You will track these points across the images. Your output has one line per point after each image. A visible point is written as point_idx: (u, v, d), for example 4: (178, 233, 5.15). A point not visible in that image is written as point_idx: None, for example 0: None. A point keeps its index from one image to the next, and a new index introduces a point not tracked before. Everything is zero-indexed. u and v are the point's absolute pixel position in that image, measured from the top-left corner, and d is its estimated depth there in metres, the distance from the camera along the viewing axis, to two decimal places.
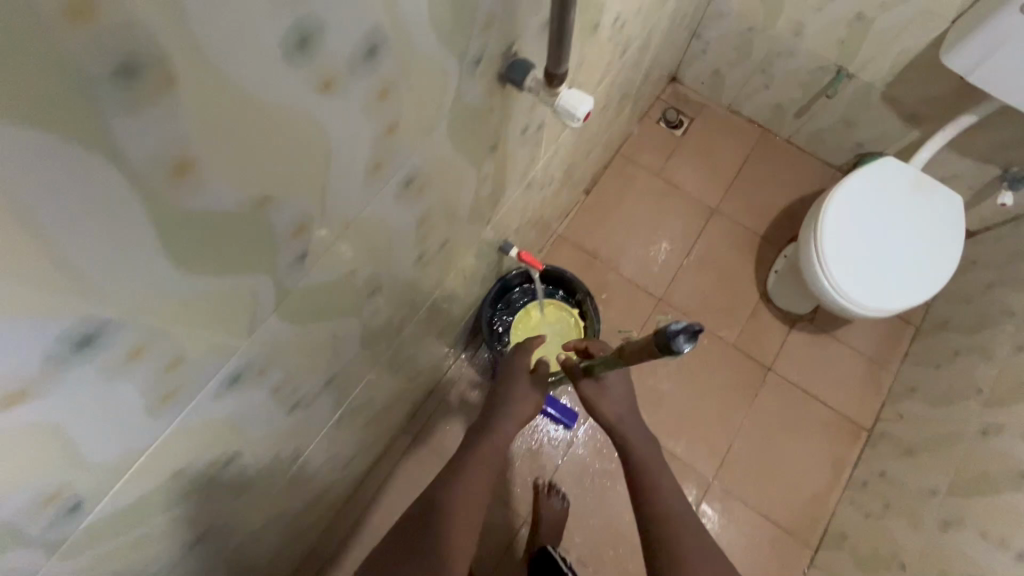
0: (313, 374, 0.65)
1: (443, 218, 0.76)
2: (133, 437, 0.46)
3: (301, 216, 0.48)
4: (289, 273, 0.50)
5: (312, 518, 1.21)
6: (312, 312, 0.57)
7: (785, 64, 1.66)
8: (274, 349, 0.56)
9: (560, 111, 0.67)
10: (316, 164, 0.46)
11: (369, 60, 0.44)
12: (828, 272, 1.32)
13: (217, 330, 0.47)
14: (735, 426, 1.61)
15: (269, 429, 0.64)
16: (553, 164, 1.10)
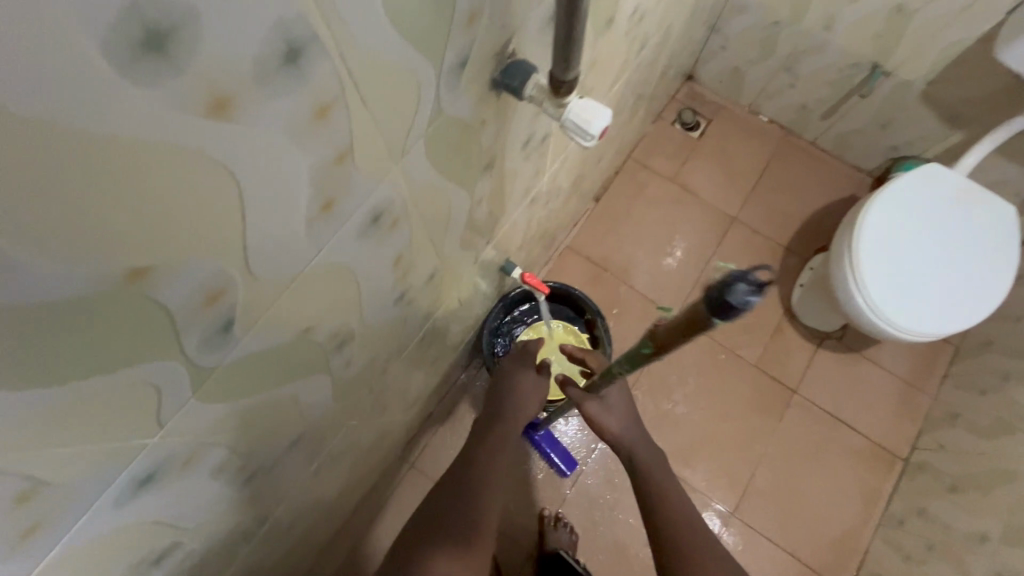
0: (265, 444, 0.57)
1: (429, 246, 0.64)
2: None
3: (210, 279, 0.37)
4: (202, 351, 0.40)
5: (295, 562, 1.10)
6: (241, 384, 0.47)
7: (812, 61, 1.53)
8: (203, 434, 0.46)
9: (569, 128, 0.54)
10: (226, 212, 0.35)
11: (293, 70, 0.33)
12: (863, 290, 1.19)
13: (95, 436, 0.36)
14: (757, 453, 1.48)
15: (218, 507, 0.55)
16: (560, 175, 0.99)
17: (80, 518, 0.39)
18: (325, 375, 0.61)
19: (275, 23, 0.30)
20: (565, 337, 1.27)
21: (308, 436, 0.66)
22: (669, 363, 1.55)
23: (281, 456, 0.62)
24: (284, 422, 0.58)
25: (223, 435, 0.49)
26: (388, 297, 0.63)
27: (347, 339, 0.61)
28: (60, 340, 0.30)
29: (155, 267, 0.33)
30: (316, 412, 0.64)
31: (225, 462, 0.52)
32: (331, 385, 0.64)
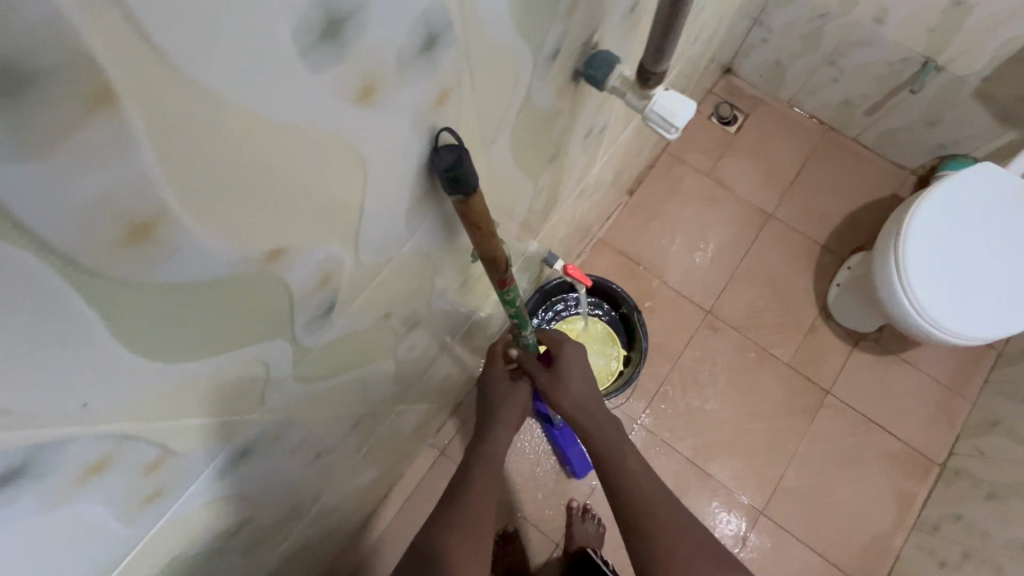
0: (333, 425, 0.59)
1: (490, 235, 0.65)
2: (107, 546, 0.39)
3: (324, 261, 0.40)
4: (308, 330, 0.43)
5: (331, 542, 1.13)
6: (328, 364, 0.50)
7: (860, 55, 1.49)
8: (292, 413, 0.50)
9: (652, 120, 0.55)
10: (348, 198, 0.38)
11: (425, 58, 0.35)
12: (910, 291, 1.17)
13: (210, 413, 0.40)
14: (787, 452, 1.47)
15: (286, 484, 0.58)
16: (606, 167, 0.98)
17: (190, 490, 0.43)
18: (387, 359, 0.63)
19: (421, 14, 0.33)
20: (597, 333, 1.30)
21: (364, 419, 0.68)
22: (701, 360, 1.54)
23: (342, 437, 0.63)
24: (347, 405, 0.60)
25: (304, 414, 0.52)
26: (449, 284, 0.64)
27: (412, 324, 0.62)
28: (206, 314, 0.34)
29: (287, 246, 0.36)
30: (373, 394, 0.65)
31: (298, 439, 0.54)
32: (390, 369, 0.65)
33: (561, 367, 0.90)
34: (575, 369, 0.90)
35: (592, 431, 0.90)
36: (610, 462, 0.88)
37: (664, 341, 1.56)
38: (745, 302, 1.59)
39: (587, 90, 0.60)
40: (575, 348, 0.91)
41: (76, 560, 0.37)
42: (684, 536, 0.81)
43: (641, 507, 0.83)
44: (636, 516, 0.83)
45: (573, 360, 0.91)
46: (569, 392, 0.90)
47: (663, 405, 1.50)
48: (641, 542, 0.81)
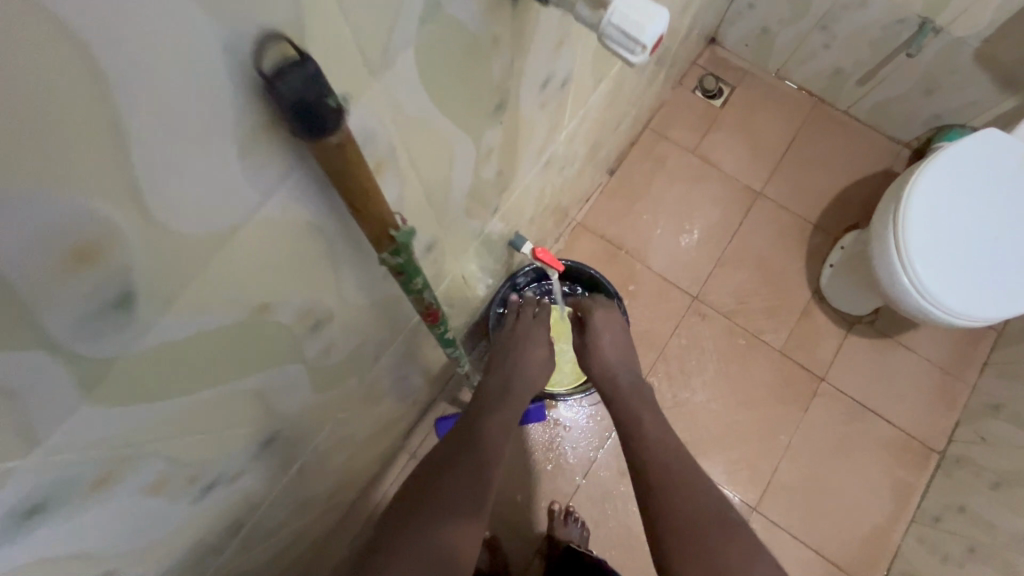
0: (190, 449, 0.49)
1: (418, 202, 0.54)
2: None
3: (69, 222, 0.29)
4: (84, 327, 0.33)
5: (289, 559, 1.02)
6: (137, 369, 0.39)
7: (851, 19, 1.38)
8: (110, 443, 0.41)
9: (610, 41, 0.45)
10: (93, 126, 0.27)
11: None
12: (910, 267, 1.08)
13: None
14: (781, 444, 1.38)
15: (143, 524, 0.50)
16: (577, 137, 0.87)
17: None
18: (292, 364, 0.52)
19: None
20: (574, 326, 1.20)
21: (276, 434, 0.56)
22: (688, 349, 1.45)
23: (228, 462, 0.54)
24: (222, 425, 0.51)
25: (138, 443, 0.43)
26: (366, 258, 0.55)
27: (319, 320, 0.56)
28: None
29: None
30: (278, 401, 0.58)
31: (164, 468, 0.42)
32: (299, 371, 0.58)
33: (593, 331, 1.01)
34: (606, 333, 1.01)
35: (614, 391, 0.96)
36: (633, 435, 0.87)
37: (650, 329, 1.46)
38: (734, 287, 1.50)
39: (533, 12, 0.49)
40: (617, 319, 1.05)
41: None
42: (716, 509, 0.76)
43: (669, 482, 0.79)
44: (663, 492, 0.78)
45: (612, 325, 1.03)
46: (602, 353, 1.00)
47: None
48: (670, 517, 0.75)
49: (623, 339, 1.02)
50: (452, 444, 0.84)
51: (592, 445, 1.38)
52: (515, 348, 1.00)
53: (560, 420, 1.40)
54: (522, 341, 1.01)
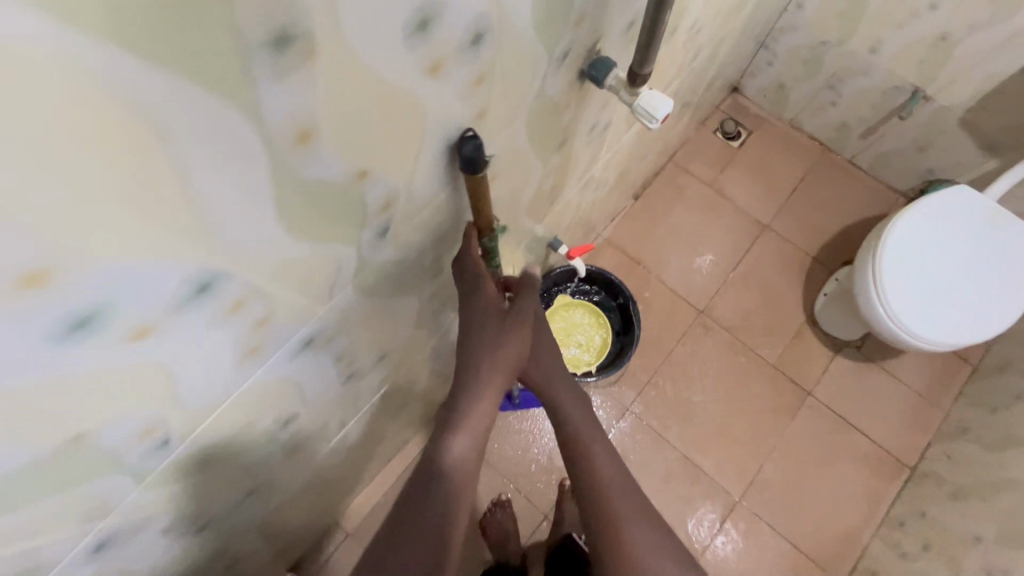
0: (362, 338, 0.65)
1: (507, 209, 0.75)
2: (226, 382, 0.51)
3: (388, 103, 0.44)
4: (370, 246, 0.56)
5: (345, 489, 1.24)
6: (376, 288, 0.62)
7: (857, 82, 1.59)
8: (347, 319, 0.61)
9: (640, 113, 0.67)
10: (414, 147, 0.51)
11: (474, 47, 0.47)
12: (882, 294, 1.29)
13: (305, 289, 0.51)
14: (767, 448, 1.56)
15: (331, 398, 0.69)
16: (611, 165, 1.10)
17: (231, 321, 0.45)
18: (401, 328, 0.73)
19: (475, 19, 0.45)
20: (560, 312, 1.41)
21: (390, 355, 0.76)
22: (693, 356, 1.65)
23: (370, 368, 0.75)
24: (385, 330, 0.72)
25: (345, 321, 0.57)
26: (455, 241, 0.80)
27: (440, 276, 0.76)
28: (275, 103, 0.36)
29: (355, 72, 0.40)
30: (404, 352, 0.83)
31: (344, 370, 0.65)
32: (417, 317, 0.77)
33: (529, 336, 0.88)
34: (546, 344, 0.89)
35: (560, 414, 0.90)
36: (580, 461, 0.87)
37: (658, 336, 1.66)
38: (737, 306, 1.70)
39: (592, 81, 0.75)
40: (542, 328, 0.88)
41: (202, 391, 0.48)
42: (603, 454, 0.87)
43: (574, 441, 0.88)
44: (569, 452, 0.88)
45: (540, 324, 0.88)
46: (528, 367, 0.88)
47: (653, 393, 1.61)
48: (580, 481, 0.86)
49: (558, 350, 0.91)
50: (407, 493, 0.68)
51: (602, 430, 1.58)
52: (484, 379, 0.70)
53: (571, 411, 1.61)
54: (481, 363, 0.70)
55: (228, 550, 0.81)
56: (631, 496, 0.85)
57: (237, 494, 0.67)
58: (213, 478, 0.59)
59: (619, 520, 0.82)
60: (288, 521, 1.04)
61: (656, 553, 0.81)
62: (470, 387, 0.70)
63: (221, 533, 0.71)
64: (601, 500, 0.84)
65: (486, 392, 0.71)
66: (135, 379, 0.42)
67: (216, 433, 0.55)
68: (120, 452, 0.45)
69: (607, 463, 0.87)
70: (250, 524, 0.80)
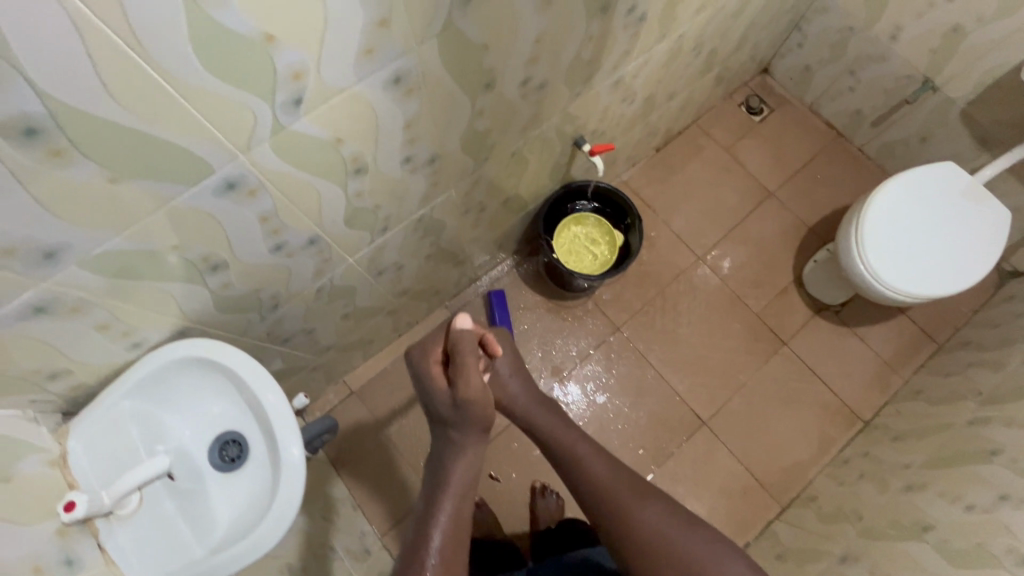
0: (425, 108, 0.77)
1: (550, 64, 0.92)
2: (348, 75, 0.61)
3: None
4: (459, 5, 0.64)
5: (363, 332, 1.43)
6: (452, 66, 0.73)
7: (874, 68, 1.74)
8: (426, 81, 0.72)
9: None
10: None
11: None
12: (861, 241, 1.44)
13: (414, 23, 0.61)
14: (738, 383, 1.72)
15: (390, 168, 0.84)
16: (639, 79, 1.27)
17: (371, 5, 0.55)
18: (455, 137, 0.90)
19: None
20: (567, 230, 1.59)
21: (439, 164, 0.94)
22: (684, 294, 1.81)
23: (421, 165, 0.90)
24: (441, 128, 0.85)
25: (420, 68, 0.69)
26: None
27: (487, 90, 0.84)
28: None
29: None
30: (443, 176, 0.99)
31: (406, 143, 0.81)
32: (463, 129, 0.89)
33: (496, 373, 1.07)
34: (512, 371, 1.08)
35: (542, 432, 1.07)
36: (572, 461, 1.03)
37: (656, 272, 1.83)
38: (732, 258, 1.86)
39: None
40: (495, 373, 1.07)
41: (330, 67, 0.58)
42: (589, 456, 1.03)
43: (564, 455, 1.04)
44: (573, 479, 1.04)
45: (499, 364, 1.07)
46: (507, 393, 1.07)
47: (643, 320, 1.77)
48: (585, 497, 1.02)
49: (526, 378, 1.10)
50: (414, 559, 0.86)
51: (593, 341, 1.74)
52: (454, 474, 0.94)
53: (568, 331, 1.75)
54: (448, 461, 0.95)
55: (279, 309, 0.99)
56: (620, 480, 1.01)
57: (307, 235, 0.84)
58: (297, 186, 0.72)
59: (622, 506, 0.98)
60: (319, 330, 1.23)
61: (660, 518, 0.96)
62: (440, 487, 0.93)
63: (285, 274, 0.89)
64: (604, 498, 0.99)
65: (455, 484, 0.93)
66: (304, 13, 0.51)
67: (319, 127, 0.65)
68: (275, 81, 0.55)
69: (595, 460, 1.03)
70: (302, 288, 0.98)
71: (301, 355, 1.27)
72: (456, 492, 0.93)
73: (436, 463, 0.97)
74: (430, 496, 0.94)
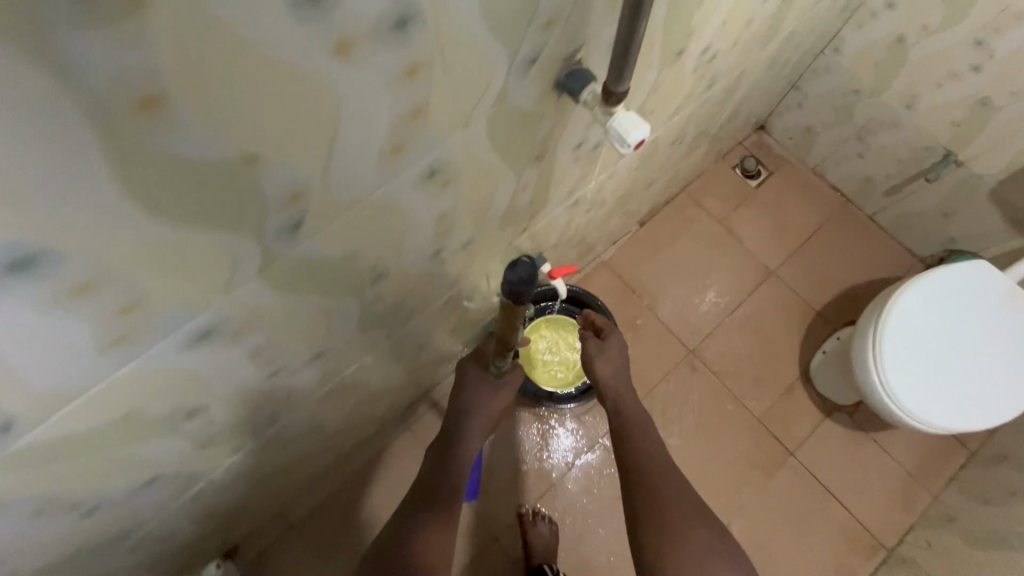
0: (279, 332, 0.57)
1: (471, 224, 0.69)
2: (90, 371, 0.44)
3: (275, 81, 0.36)
4: (275, 241, 0.47)
5: (289, 480, 1.20)
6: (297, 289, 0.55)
7: (886, 136, 1.51)
8: (258, 314, 0.53)
9: (612, 135, 0.59)
10: (317, 143, 0.43)
11: (397, 29, 0.39)
12: (881, 366, 1.20)
13: (195, 283, 0.45)
14: (739, 502, 1.49)
15: (248, 397, 0.64)
16: (606, 187, 1.04)
17: (76, 309, 0.39)
18: (346, 329, 0.69)
19: None
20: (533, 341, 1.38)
21: (330, 352, 0.71)
22: (674, 396, 1.58)
23: (297, 366, 0.67)
24: (314, 332, 0.62)
25: (246, 304, 0.51)
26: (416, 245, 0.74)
27: (377, 277, 0.64)
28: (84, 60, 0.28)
29: (215, 24, 0.31)
30: (343, 357, 0.77)
31: (261, 364, 0.59)
32: (354, 316, 0.68)
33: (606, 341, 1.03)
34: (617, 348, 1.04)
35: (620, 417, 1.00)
36: (643, 472, 0.93)
37: (642, 368, 1.60)
38: (729, 350, 1.62)
39: (572, 104, 0.64)
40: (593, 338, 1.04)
41: (43, 375, 0.41)
42: (662, 479, 0.93)
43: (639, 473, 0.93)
44: (626, 473, 0.95)
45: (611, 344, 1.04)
46: (598, 369, 1.02)
47: None
48: (632, 500, 0.92)
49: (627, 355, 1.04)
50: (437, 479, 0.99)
51: (569, 455, 1.53)
52: (485, 409, 1.02)
53: (544, 444, 1.53)
54: (482, 397, 1.01)
55: (133, 532, 0.77)
56: (688, 515, 0.90)
57: (137, 483, 0.62)
58: (89, 469, 0.54)
59: (673, 531, 0.88)
60: (220, 506, 1.00)
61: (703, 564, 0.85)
62: (469, 415, 1.01)
63: (119, 517, 0.66)
64: (656, 515, 0.89)
65: (483, 417, 1.02)
66: None
67: (81, 422, 0.48)
68: None
69: (668, 485, 0.92)
70: (162, 507, 0.75)
71: (201, 531, 1.04)
72: (485, 426, 1.02)
73: (467, 395, 1.01)
74: (458, 419, 1.02)
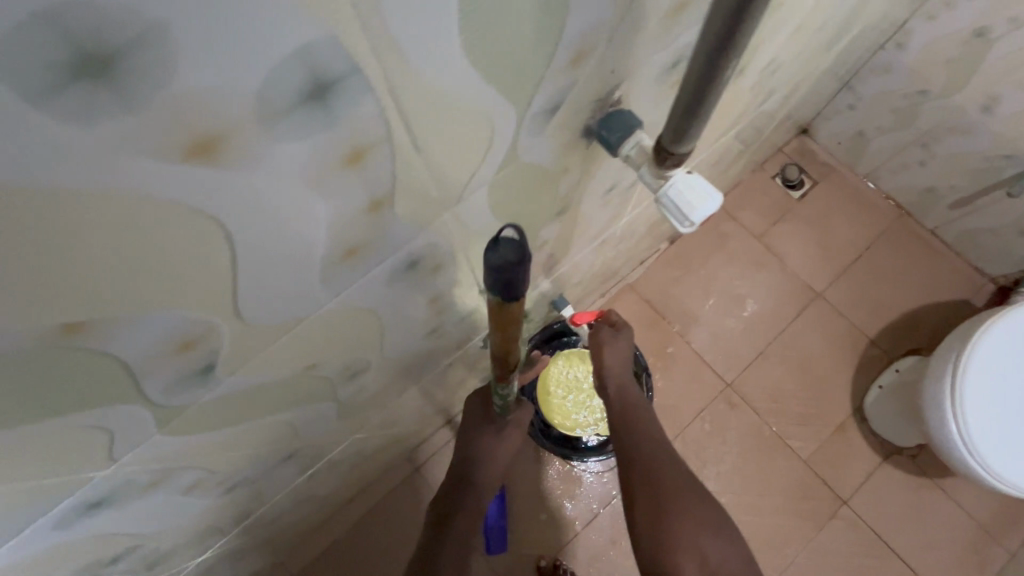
0: (173, 463, 0.52)
1: None
2: None
3: (116, 245, 0.31)
4: (164, 393, 0.43)
5: (278, 544, 1.07)
6: (209, 422, 0.50)
7: (955, 142, 1.33)
8: (163, 465, 0.52)
9: (668, 208, 0.54)
10: (210, 279, 0.37)
11: (313, 117, 0.32)
12: (963, 424, 1.03)
13: (69, 467, 0.43)
14: (785, 557, 1.33)
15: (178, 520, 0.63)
16: (637, 218, 0.89)
17: None
18: (325, 401, 0.64)
19: (296, 75, 0.29)
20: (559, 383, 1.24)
21: None
22: (710, 435, 1.42)
23: None
24: None
25: (141, 465, 0.49)
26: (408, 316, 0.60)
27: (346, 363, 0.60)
28: None
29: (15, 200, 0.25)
30: None
31: None
32: (310, 411, 0.63)
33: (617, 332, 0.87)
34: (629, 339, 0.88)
35: (627, 411, 0.85)
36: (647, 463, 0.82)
37: (674, 404, 1.44)
38: (770, 383, 1.46)
39: (601, 151, 0.60)
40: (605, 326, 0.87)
41: None
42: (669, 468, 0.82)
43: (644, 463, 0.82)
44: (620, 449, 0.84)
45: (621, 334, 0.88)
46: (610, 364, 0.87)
47: None
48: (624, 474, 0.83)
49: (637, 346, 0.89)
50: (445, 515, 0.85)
51: (595, 501, 1.37)
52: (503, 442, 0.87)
53: (566, 487, 1.38)
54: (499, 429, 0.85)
55: None
56: (692, 504, 0.80)
57: None
58: None
59: (664, 504, 0.79)
60: None
61: (699, 540, 0.77)
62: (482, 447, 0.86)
63: None
64: (647, 487, 0.80)
65: (501, 451, 0.87)
66: None
67: None
68: None
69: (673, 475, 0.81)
70: None
71: None
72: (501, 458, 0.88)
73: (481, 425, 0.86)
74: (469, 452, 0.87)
